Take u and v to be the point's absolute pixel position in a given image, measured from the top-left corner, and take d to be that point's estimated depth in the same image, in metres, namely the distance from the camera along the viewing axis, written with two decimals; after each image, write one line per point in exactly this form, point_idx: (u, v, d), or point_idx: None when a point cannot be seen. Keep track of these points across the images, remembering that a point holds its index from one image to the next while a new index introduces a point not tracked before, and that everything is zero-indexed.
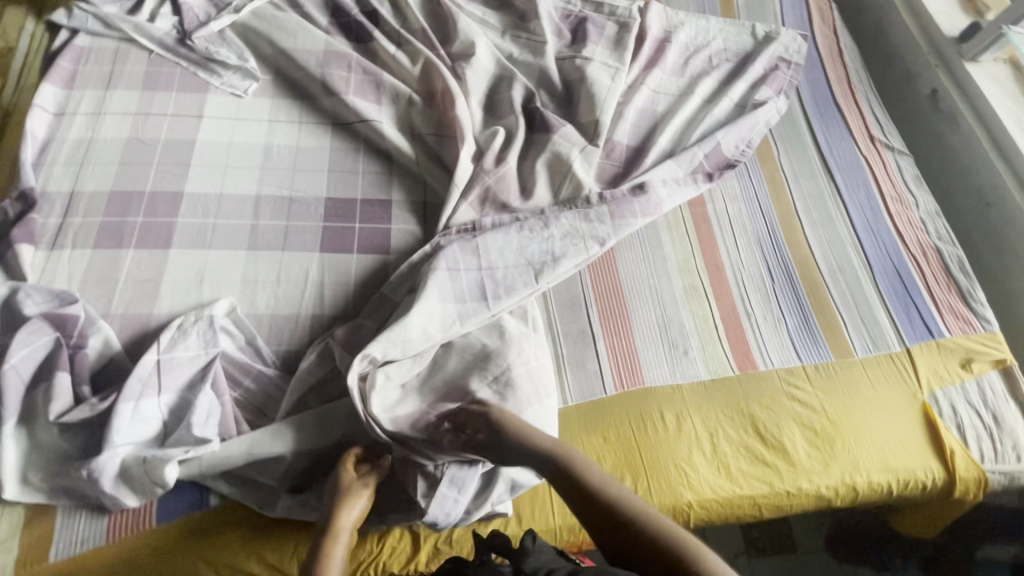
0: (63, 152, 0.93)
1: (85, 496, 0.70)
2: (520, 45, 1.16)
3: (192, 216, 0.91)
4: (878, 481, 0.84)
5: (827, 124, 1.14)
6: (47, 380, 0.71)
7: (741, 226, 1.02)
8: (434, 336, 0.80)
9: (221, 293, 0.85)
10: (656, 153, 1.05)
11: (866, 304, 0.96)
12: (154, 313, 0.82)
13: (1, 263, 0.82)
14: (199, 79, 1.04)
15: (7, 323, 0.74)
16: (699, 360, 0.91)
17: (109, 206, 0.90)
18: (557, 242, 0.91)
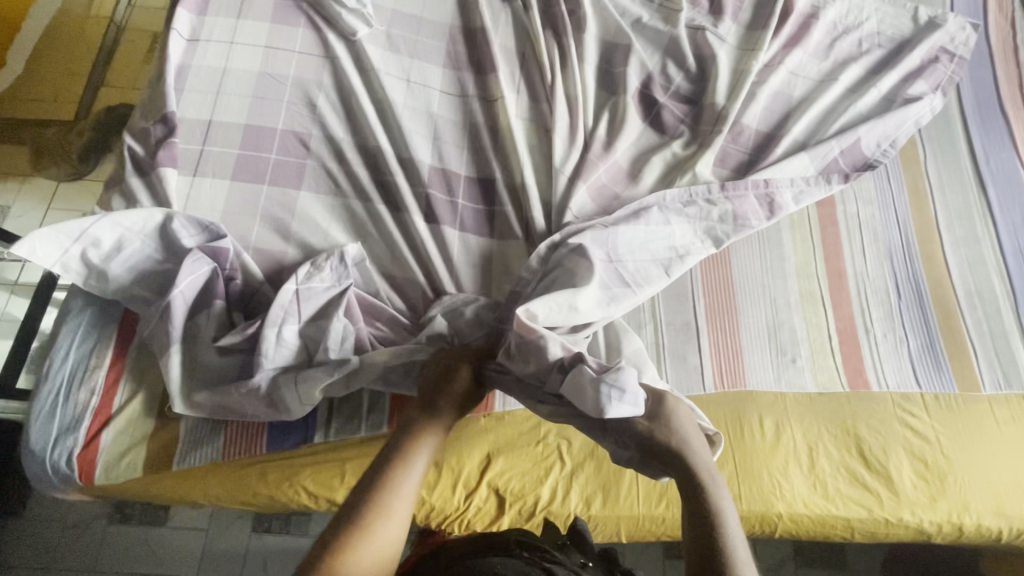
0: (195, 79, 0.95)
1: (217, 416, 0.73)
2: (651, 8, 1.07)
3: (311, 156, 0.91)
4: (988, 525, 0.79)
5: (986, 131, 1.02)
6: (207, 308, 0.75)
7: (871, 233, 0.94)
8: (591, 315, 0.76)
9: (336, 239, 0.86)
10: (786, 144, 0.97)
11: (1003, 337, 0.88)
12: (275, 251, 0.85)
13: (140, 184, 0.85)
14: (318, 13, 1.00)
15: (168, 251, 0.78)
16: (807, 370, 0.85)
17: (244, 139, 0.91)
18: (679, 239, 0.85)
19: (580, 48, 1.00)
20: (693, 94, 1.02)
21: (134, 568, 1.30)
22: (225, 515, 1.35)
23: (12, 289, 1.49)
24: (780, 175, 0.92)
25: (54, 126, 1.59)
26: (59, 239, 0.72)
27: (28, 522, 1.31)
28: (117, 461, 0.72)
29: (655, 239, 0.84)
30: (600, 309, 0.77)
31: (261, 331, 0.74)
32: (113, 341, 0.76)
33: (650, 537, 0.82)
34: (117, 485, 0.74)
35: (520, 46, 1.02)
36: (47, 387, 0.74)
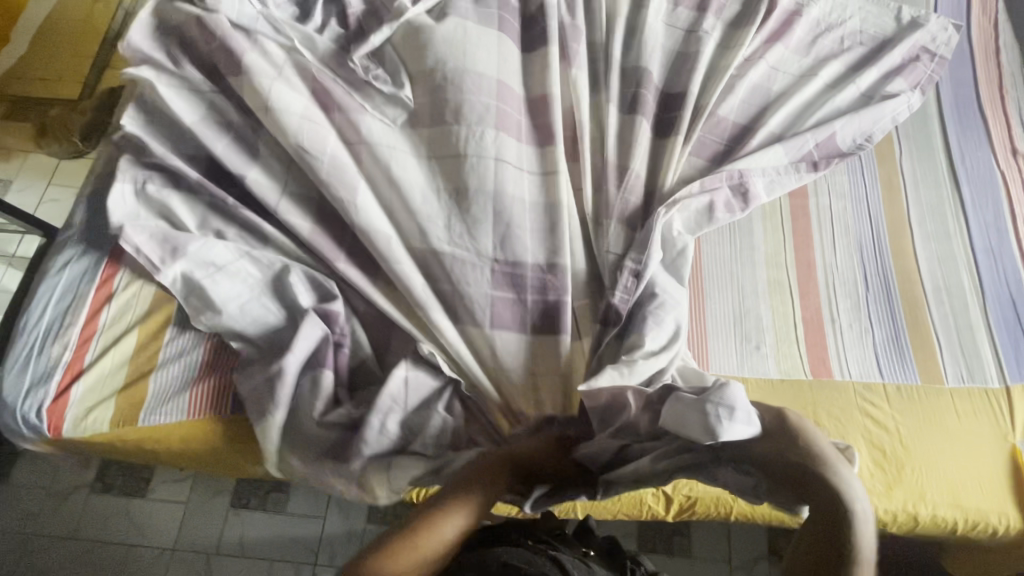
0: None
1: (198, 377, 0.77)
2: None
3: None
4: (943, 516, 0.79)
5: (964, 131, 1.03)
6: (314, 373, 0.76)
7: (843, 225, 0.95)
8: (659, 361, 0.74)
9: None
10: (762, 136, 0.98)
11: (969, 331, 0.88)
12: None
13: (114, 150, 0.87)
14: None
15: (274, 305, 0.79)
16: (771, 356, 0.87)
17: None
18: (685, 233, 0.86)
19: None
20: (673, 83, 1.02)
21: (112, 537, 1.31)
22: (204, 489, 1.36)
23: (9, 262, 1.52)
24: (751, 164, 0.93)
25: (57, 105, 1.63)
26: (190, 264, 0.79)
27: (12, 487, 1.34)
28: (85, 415, 0.74)
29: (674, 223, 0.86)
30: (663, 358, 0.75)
31: (355, 411, 0.76)
32: (91, 300, 0.79)
33: (606, 514, 0.83)
34: (84, 439, 0.75)
35: None
36: (23, 342, 0.76)
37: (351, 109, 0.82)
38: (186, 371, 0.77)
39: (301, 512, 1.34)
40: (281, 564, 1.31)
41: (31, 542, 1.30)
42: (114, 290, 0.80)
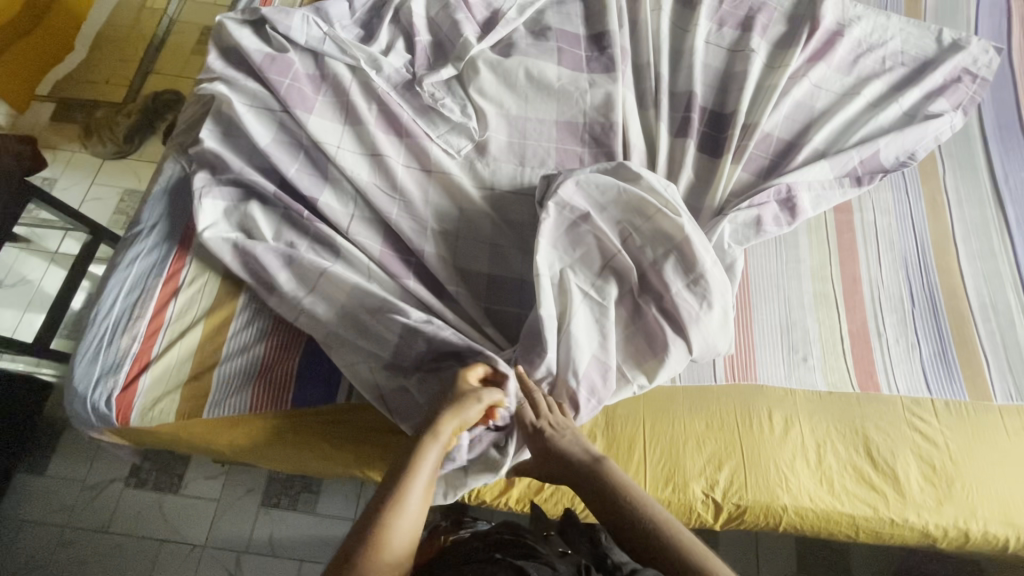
0: None
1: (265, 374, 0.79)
2: (681, 20, 1.11)
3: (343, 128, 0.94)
4: (995, 533, 0.79)
5: (1006, 151, 1.04)
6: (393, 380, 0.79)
7: (887, 240, 0.97)
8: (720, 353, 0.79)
9: (365, 213, 0.89)
10: (807, 151, 1.00)
11: (1016, 348, 0.88)
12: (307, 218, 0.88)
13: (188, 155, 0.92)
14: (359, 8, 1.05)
15: None
16: (819, 369, 0.87)
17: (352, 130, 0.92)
18: (750, 227, 0.91)
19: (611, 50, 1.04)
20: (717, 99, 1.05)
21: (144, 533, 1.32)
22: (235, 488, 1.37)
23: (51, 258, 1.55)
24: (798, 177, 0.95)
25: (103, 106, 1.68)
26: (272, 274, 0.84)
27: (47, 479, 1.35)
28: (152, 405, 0.77)
29: (735, 222, 0.90)
30: (722, 350, 0.79)
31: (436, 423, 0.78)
32: (157, 294, 0.82)
33: None
34: (149, 430, 0.77)
35: None
36: (94, 334, 0.79)
37: (418, 136, 0.92)
38: (249, 366, 0.79)
39: (331, 514, 1.35)
40: (310, 565, 1.31)
41: (65, 535, 1.31)
42: (180, 285, 0.83)
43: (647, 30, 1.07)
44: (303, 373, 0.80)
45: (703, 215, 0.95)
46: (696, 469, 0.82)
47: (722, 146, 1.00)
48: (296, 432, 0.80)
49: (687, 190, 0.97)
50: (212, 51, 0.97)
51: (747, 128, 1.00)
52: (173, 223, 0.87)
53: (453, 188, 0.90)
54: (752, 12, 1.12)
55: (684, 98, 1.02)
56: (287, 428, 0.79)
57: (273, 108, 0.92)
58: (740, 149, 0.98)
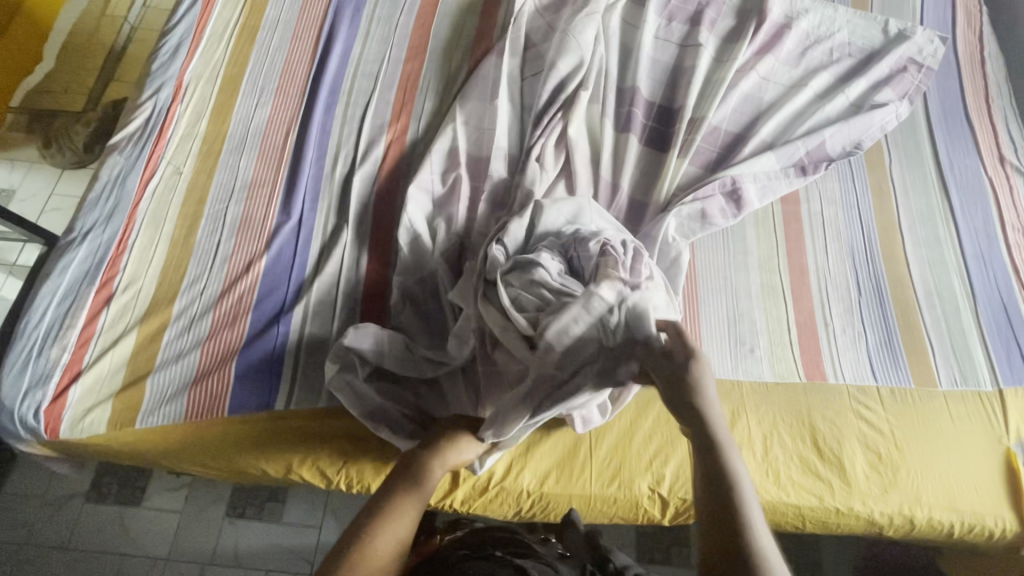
0: (205, 73, 1.01)
1: (200, 383, 0.77)
2: (630, 15, 1.10)
3: (310, 151, 0.95)
4: (940, 518, 0.79)
5: (951, 139, 1.05)
6: None
7: (834, 231, 0.97)
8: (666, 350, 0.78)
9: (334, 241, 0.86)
10: (754, 143, 0.99)
11: (960, 334, 0.89)
12: (269, 217, 0.89)
13: (122, 174, 0.90)
14: (310, 27, 1.07)
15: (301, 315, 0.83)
16: (765, 360, 0.87)
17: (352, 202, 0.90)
18: (692, 208, 0.91)
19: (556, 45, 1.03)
20: (665, 93, 1.04)
21: (105, 547, 1.30)
22: (198, 499, 1.35)
23: (8, 271, 1.52)
24: (742, 171, 0.95)
25: (62, 115, 1.64)
26: (216, 279, 0.84)
27: (3, 496, 1.32)
28: (83, 415, 0.75)
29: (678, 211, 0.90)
30: None
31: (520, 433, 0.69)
32: (90, 302, 0.81)
33: (605, 519, 0.82)
34: (81, 441, 0.76)
35: (502, 44, 1.04)
36: (21, 346, 0.77)
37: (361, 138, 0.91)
38: (184, 373, 0.78)
39: (298, 523, 1.33)
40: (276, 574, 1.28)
41: (23, 552, 1.28)
42: (114, 293, 0.82)
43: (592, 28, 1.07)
44: (238, 380, 0.78)
45: (648, 215, 0.94)
46: (643, 467, 0.80)
47: (669, 142, 0.99)
48: (241, 442, 0.79)
49: (633, 186, 0.96)
50: (164, 74, 1.00)
51: (694, 123, 0.99)
52: (107, 229, 0.86)
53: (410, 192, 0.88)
54: (700, 6, 1.12)
55: (629, 94, 1.02)
56: (232, 435, 0.79)
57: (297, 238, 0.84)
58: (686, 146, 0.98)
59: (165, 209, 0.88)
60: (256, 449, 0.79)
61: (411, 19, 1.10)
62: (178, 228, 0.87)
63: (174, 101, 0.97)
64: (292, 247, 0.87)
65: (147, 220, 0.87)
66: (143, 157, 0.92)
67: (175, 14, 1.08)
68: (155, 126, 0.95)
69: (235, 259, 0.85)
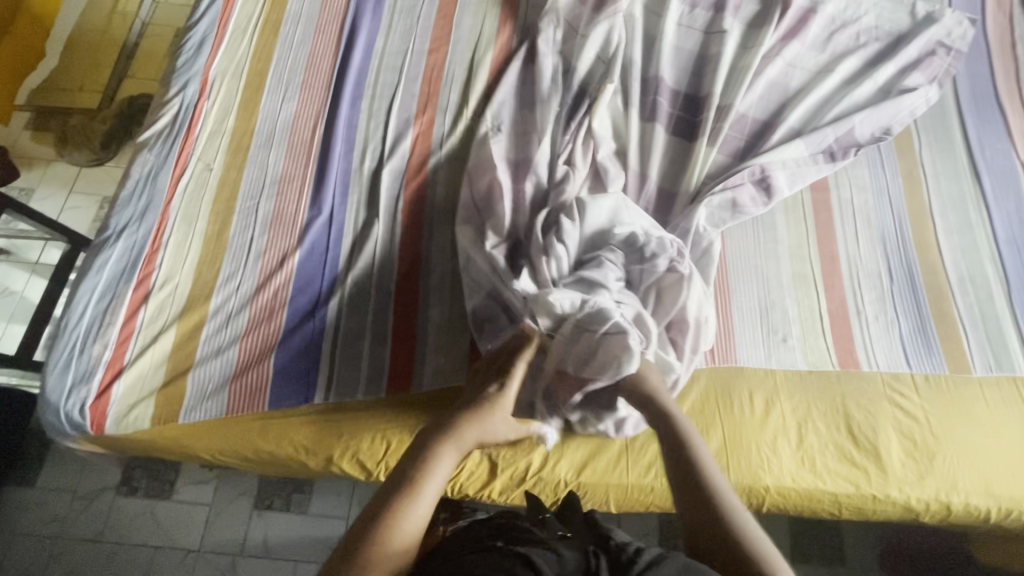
0: (230, 68, 1.01)
1: (241, 379, 0.78)
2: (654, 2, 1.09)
3: (338, 146, 0.95)
4: (977, 504, 0.79)
5: (982, 123, 1.04)
6: (375, 374, 0.81)
7: (865, 217, 0.96)
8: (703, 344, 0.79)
9: (371, 241, 0.88)
10: (782, 130, 0.99)
11: (994, 320, 0.88)
12: (300, 213, 0.89)
13: (154, 171, 0.91)
14: (333, 21, 1.06)
15: (337, 310, 0.83)
16: (798, 348, 0.87)
17: (386, 199, 0.91)
18: (722, 201, 0.90)
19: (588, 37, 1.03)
20: (691, 81, 1.03)
21: (137, 540, 1.32)
22: (227, 491, 1.37)
23: (31, 270, 1.53)
24: (772, 158, 0.94)
25: (76, 114, 1.64)
26: (252, 275, 0.84)
27: (35, 491, 1.34)
28: (127, 411, 0.76)
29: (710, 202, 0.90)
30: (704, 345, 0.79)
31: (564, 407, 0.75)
32: (128, 300, 0.81)
33: (640, 508, 0.83)
34: (125, 437, 0.77)
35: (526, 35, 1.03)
36: (64, 344, 0.78)
37: None
38: (224, 369, 0.78)
39: (325, 514, 1.34)
40: (305, 565, 1.30)
41: (57, 546, 1.30)
42: (151, 290, 0.82)
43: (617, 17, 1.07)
44: (277, 375, 0.79)
45: (681, 204, 0.93)
46: None
47: (696, 130, 0.98)
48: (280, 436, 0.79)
49: (661, 175, 0.95)
50: (189, 71, 1.00)
51: (722, 111, 0.99)
52: (141, 227, 0.86)
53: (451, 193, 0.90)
54: None
55: (654, 82, 1.01)
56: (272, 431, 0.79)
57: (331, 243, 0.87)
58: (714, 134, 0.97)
59: (196, 206, 0.89)
60: (295, 445, 0.79)
61: (433, 11, 1.09)
62: (211, 224, 0.88)
63: (201, 98, 0.97)
64: (324, 242, 0.88)
65: (180, 217, 0.87)
66: (173, 154, 0.92)
67: (196, 9, 1.07)
68: (183, 123, 0.95)
69: (270, 254, 0.86)
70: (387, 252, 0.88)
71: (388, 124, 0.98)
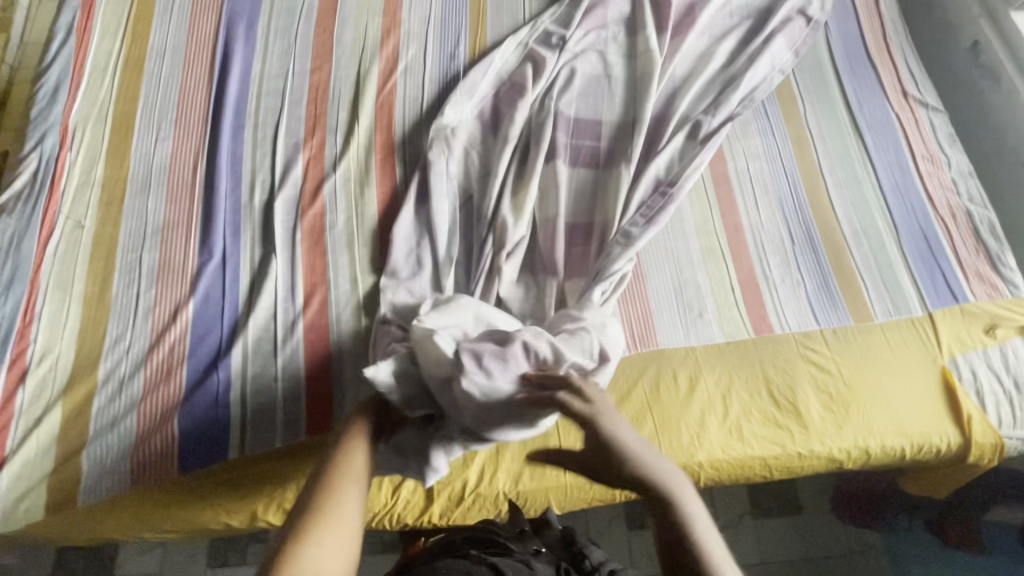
0: (93, 114, 0.93)
1: (142, 448, 0.73)
2: (534, 49, 1.02)
3: (224, 183, 0.90)
4: (892, 444, 0.83)
5: (858, 81, 1.09)
6: (292, 419, 0.77)
7: (762, 185, 0.99)
8: None
9: (270, 280, 0.83)
10: (679, 130, 0.93)
11: (889, 266, 0.93)
12: (189, 259, 0.84)
13: (16, 237, 0.83)
14: (202, 51, 1.00)
15: (241, 357, 0.79)
16: (714, 322, 0.89)
17: (282, 234, 0.87)
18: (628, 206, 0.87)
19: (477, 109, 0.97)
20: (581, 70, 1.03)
21: None
22: (176, 557, 1.27)
23: None
24: (663, 162, 0.90)
25: None
26: (143, 333, 0.79)
27: None
28: (17, 504, 0.70)
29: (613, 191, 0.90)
30: None
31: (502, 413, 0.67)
32: (3, 383, 0.75)
33: (584, 504, 0.83)
34: (21, 531, 0.71)
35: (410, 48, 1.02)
36: None
37: None
38: (122, 440, 0.73)
39: None
40: None
41: None
42: (28, 367, 0.76)
43: (501, 74, 1.00)
44: (184, 437, 0.74)
45: (597, 240, 0.86)
46: None
47: (598, 159, 0.92)
48: (196, 500, 0.75)
49: (572, 208, 0.89)
50: (45, 122, 0.92)
51: (622, 138, 0.93)
52: (8, 300, 0.79)
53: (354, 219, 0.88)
54: None
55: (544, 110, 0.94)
56: (186, 497, 0.74)
57: (227, 288, 0.83)
58: (627, 160, 0.91)
59: (70, 268, 0.82)
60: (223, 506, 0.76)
61: (310, 28, 1.05)
62: (90, 286, 0.81)
63: (62, 150, 0.90)
64: (219, 287, 0.83)
65: (53, 283, 0.81)
66: (37, 216, 0.85)
67: (47, 53, 0.99)
68: (45, 180, 0.87)
69: (160, 308, 0.80)
70: (289, 288, 0.84)
71: (276, 154, 0.93)
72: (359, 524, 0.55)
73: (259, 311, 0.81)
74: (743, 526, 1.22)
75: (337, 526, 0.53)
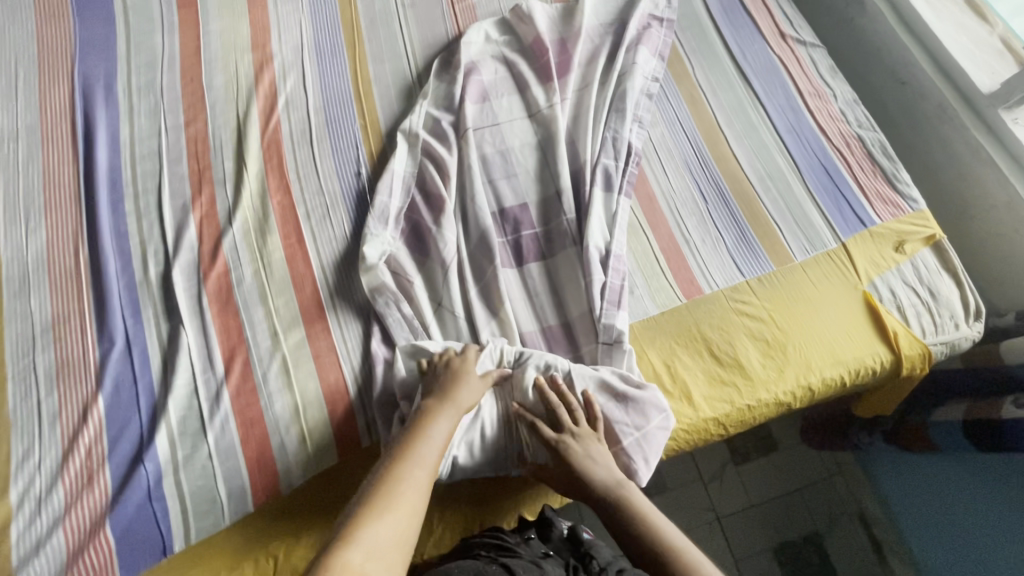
0: None
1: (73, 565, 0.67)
2: (425, 109, 0.98)
3: (112, 262, 0.84)
4: (832, 375, 0.86)
5: (736, 30, 1.11)
6: (236, 492, 0.73)
7: (666, 150, 1.00)
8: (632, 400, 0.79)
9: (183, 354, 0.79)
10: (596, 184, 0.91)
11: (798, 205, 0.96)
12: (89, 351, 0.78)
13: None
14: (59, 126, 0.93)
15: (167, 441, 0.74)
16: (646, 295, 0.90)
17: (186, 303, 0.82)
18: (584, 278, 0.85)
19: (397, 234, 0.89)
20: (467, 72, 1.01)
21: None
22: None
23: None
24: (596, 225, 0.88)
25: None
26: (53, 442, 0.73)
27: None
28: None
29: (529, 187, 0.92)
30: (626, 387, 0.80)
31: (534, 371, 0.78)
32: None
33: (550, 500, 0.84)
34: None
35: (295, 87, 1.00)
36: None
37: None
38: (50, 562, 0.67)
39: None
40: None
41: None
42: None
43: (407, 184, 0.92)
44: (120, 540, 0.69)
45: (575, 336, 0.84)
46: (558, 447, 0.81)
47: (539, 246, 0.89)
48: None
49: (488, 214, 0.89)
50: None
51: (551, 215, 0.91)
52: None
53: (267, 269, 0.85)
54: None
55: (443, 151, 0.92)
56: None
57: (138, 372, 0.78)
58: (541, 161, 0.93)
59: None
60: None
61: (176, 79, 0.98)
62: None
63: None
64: (129, 375, 0.77)
65: None
66: None
67: None
68: None
69: (67, 411, 0.75)
70: (205, 357, 0.79)
71: (164, 219, 0.87)
72: (426, 485, 0.62)
73: (178, 389, 0.77)
74: (726, 475, 1.26)
75: (409, 484, 0.60)
